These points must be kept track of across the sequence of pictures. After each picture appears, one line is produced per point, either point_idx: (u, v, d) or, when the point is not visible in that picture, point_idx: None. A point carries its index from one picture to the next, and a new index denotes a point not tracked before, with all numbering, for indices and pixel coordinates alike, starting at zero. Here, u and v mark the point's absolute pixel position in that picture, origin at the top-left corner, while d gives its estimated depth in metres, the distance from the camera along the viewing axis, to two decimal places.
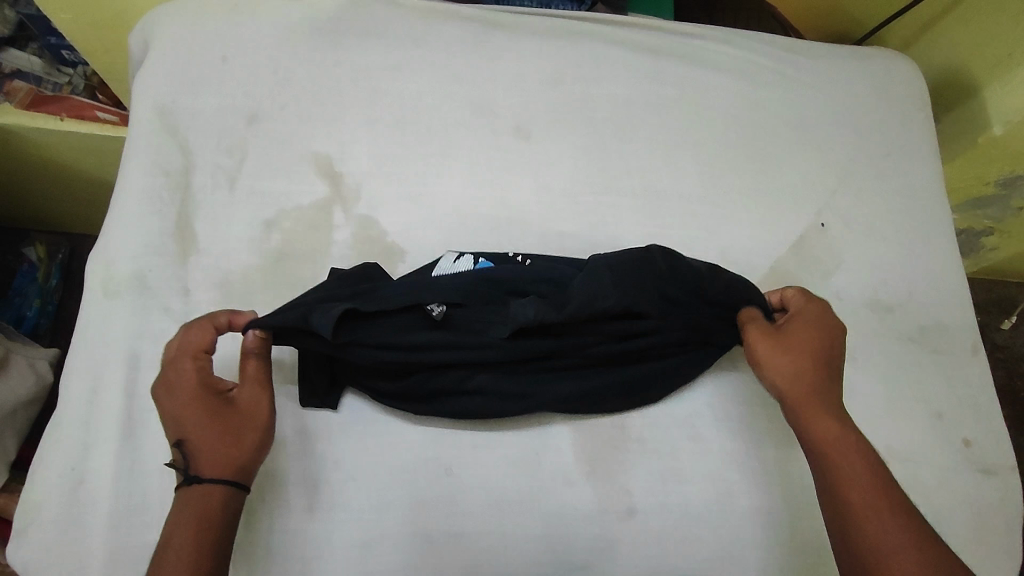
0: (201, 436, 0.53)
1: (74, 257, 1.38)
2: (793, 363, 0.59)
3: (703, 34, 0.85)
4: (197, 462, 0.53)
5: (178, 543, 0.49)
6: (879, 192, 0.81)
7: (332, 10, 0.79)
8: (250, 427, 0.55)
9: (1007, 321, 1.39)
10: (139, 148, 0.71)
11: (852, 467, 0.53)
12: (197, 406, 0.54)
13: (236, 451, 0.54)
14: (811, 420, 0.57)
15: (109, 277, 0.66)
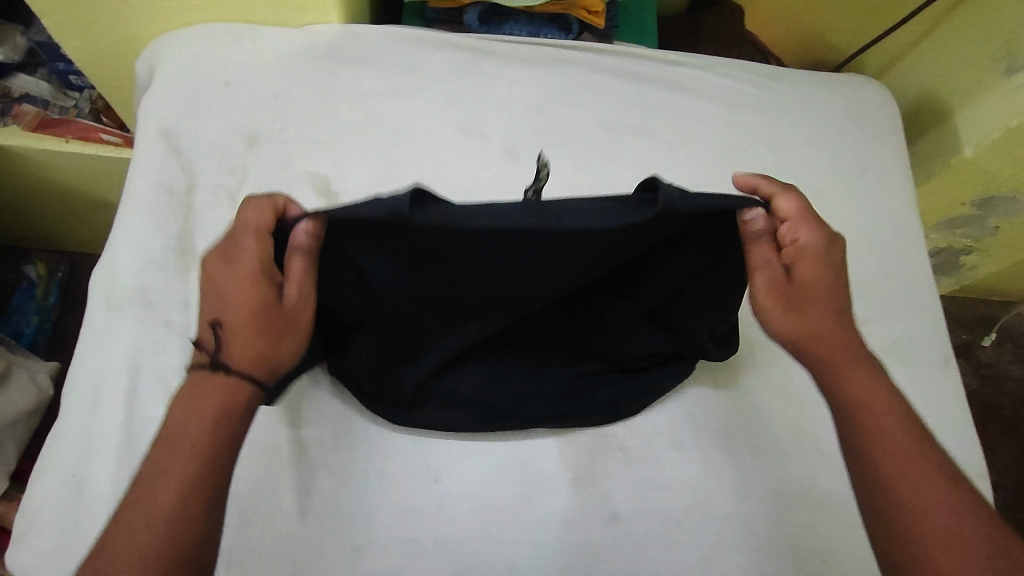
0: (238, 327, 0.53)
1: (74, 275, 1.43)
2: (807, 314, 0.58)
3: (683, 61, 0.89)
4: (226, 351, 0.53)
5: (188, 440, 0.50)
6: (854, 210, 0.84)
7: (330, 38, 0.83)
8: (284, 333, 0.54)
9: (986, 339, 1.58)
10: (143, 168, 0.75)
11: (894, 427, 0.54)
12: (243, 290, 0.53)
13: (263, 354, 0.53)
14: (842, 374, 0.57)
15: (113, 292, 0.68)
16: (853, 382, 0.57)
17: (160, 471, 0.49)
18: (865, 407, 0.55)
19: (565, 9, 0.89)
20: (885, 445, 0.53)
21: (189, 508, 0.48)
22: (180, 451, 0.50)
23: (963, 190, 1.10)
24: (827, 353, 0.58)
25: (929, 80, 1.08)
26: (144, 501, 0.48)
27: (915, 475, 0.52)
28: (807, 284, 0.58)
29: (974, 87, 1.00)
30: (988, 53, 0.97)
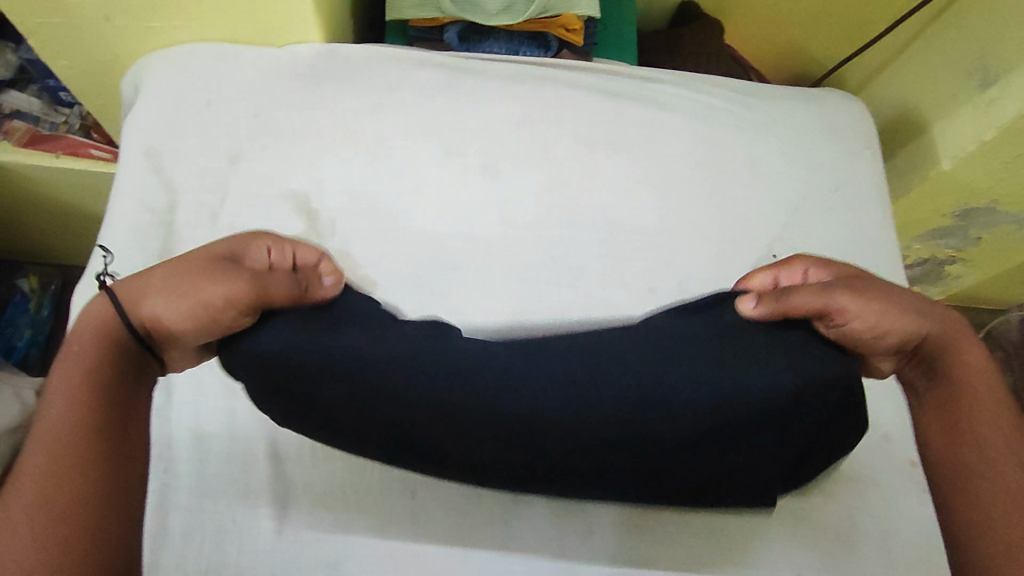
0: (151, 269, 0.51)
1: (66, 287, 1.43)
2: (893, 309, 0.54)
3: (660, 78, 0.90)
4: (121, 285, 0.51)
5: (63, 385, 0.48)
6: (829, 224, 0.85)
7: (311, 58, 0.84)
8: (185, 292, 0.49)
9: None
10: (127, 188, 0.76)
11: (994, 405, 0.55)
12: (176, 258, 0.52)
13: (150, 302, 0.49)
14: (957, 352, 0.57)
15: None
16: (966, 360, 0.57)
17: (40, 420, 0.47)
18: (971, 384, 0.56)
19: (543, 27, 0.90)
20: (982, 421, 0.54)
21: (60, 453, 0.45)
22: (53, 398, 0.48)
23: (943, 202, 1.11)
24: (943, 333, 0.57)
25: (908, 93, 1.09)
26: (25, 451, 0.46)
27: (1014, 455, 0.53)
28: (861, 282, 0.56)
29: (950, 100, 1.01)
30: (962, 68, 0.99)
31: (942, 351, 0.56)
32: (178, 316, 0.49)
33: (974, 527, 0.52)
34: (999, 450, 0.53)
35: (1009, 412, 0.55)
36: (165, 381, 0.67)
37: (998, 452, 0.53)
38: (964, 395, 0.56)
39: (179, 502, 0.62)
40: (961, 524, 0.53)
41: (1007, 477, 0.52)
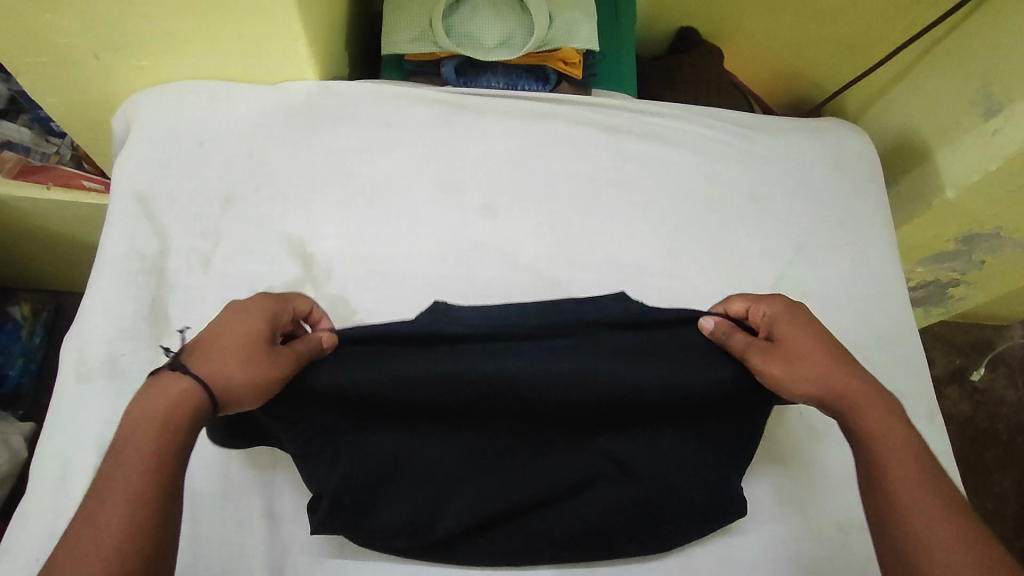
0: (227, 348, 0.52)
1: (60, 314, 1.41)
2: (805, 368, 0.59)
3: (661, 112, 0.89)
4: (196, 357, 0.51)
5: (140, 446, 0.46)
6: (834, 262, 0.83)
7: (306, 96, 0.83)
8: (271, 377, 0.53)
9: (977, 369, 1.58)
10: (116, 232, 0.74)
11: (905, 461, 0.55)
12: (230, 334, 0.53)
13: (232, 376, 0.51)
14: (859, 416, 0.58)
15: (83, 362, 0.67)
16: (871, 424, 0.57)
17: (111, 483, 0.45)
18: (881, 446, 0.56)
19: (542, 61, 0.88)
20: (897, 480, 0.54)
21: (136, 522, 0.44)
22: (126, 460, 0.46)
23: (947, 229, 1.10)
24: (845, 393, 0.59)
25: (911, 119, 1.08)
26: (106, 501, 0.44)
27: (924, 506, 0.52)
28: (791, 343, 0.61)
29: (953, 128, 1.00)
30: (965, 96, 0.97)
31: (840, 415, 0.59)
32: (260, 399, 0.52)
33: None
34: (910, 505, 0.52)
35: (923, 468, 0.54)
36: None
37: (915, 508, 0.52)
38: (875, 457, 0.56)
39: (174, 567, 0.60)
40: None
41: (921, 534, 0.51)
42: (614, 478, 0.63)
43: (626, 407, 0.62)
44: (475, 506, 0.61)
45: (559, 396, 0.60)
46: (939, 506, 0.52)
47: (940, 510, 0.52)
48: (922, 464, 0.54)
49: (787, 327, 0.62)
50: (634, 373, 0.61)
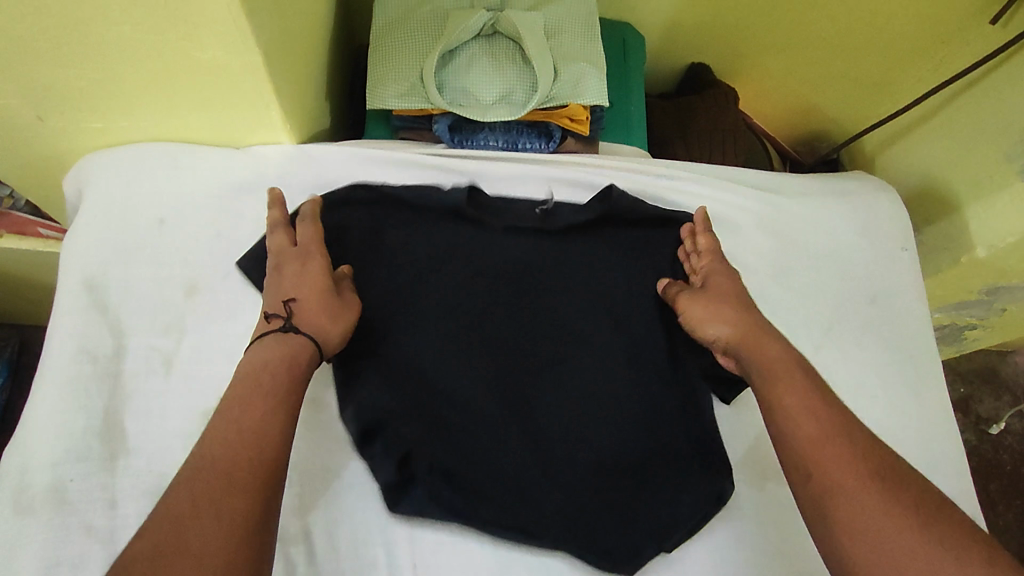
0: (313, 298, 0.60)
1: (24, 351, 1.30)
2: (720, 312, 0.65)
3: (675, 174, 0.80)
4: (301, 318, 0.59)
5: (270, 378, 0.54)
6: (867, 343, 0.76)
7: (281, 162, 0.74)
8: (345, 314, 0.62)
9: (994, 426, 1.50)
10: (63, 329, 0.64)
11: (804, 402, 0.55)
12: (309, 286, 0.61)
13: (333, 329, 0.60)
14: (755, 348, 0.62)
15: (22, 489, 0.58)
16: (765, 351, 0.61)
17: (246, 404, 0.52)
18: (771, 370, 0.59)
19: (546, 117, 0.80)
20: (787, 392, 0.56)
21: (267, 430, 0.51)
22: (259, 388, 0.53)
23: (973, 281, 1.03)
24: (748, 340, 0.62)
25: (937, 165, 1.01)
26: (226, 415, 0.51)
27: (811, 409, 0.55)
28: (713, 290, 0.68)
29: (984, 181, 0.92)
30: (1000, 148, 0.90)
31: (739, 350, 0.62)
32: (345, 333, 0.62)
33: (809, 498, 0.51)
34: (799, 411, 0.55)
35: (809, 383, 0.57)
36: None
37: (802, 414, 0.54)
38: (768, 378, 0.58)
39: None
40: (804, 502, 0.52)
41: (811, 437, 0.53)
42: (627, 431, 0.67)
43: (629, 355, 0.70)
44: (499, 436, 0.65)
45: (565, 332, 0.70)
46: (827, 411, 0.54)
47: (826, 414, 0.54)
48: (809, 378, 0.57)
49: (716, 279, 0.69)
50: (632, 328, 0.71)
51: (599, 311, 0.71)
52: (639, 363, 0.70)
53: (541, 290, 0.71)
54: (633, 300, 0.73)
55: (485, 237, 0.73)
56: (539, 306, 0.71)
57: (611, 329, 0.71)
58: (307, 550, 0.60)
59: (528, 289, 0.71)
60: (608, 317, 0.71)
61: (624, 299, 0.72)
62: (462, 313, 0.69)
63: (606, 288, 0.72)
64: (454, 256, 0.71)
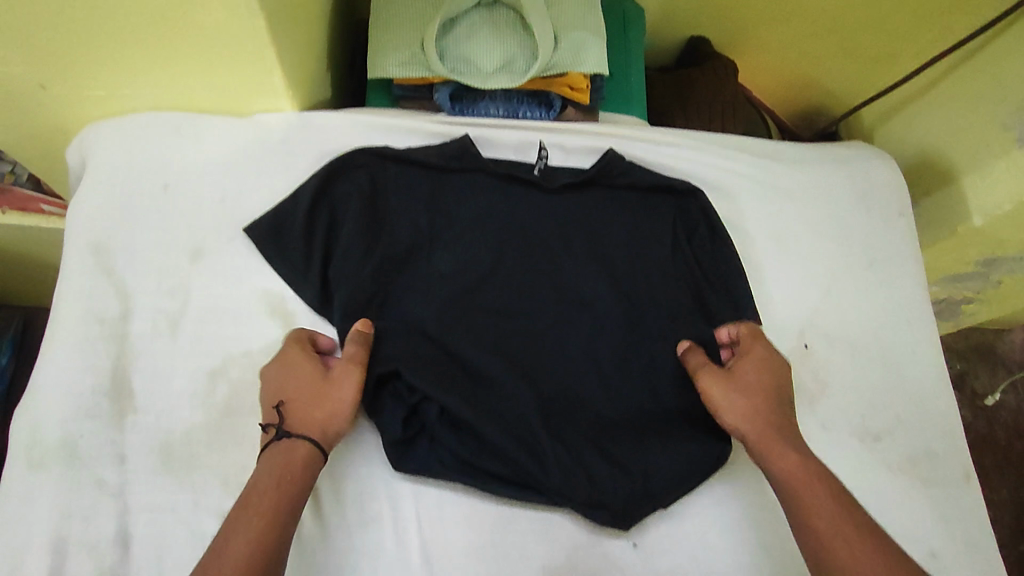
0: (301, 399, 0.60)
1: (28, 330, 1.30)
2: (749, 401, 0.64)
3: (674, 143, 0.81)
4: (292, 421, 0.59)
5: (260, 496, 0.54)
6: (864, 307, 0.77)
7: (283, 130, 0.74)
8: (339, 398, 0.61)
9: (989, 398, 1.52)
10: (70, 292, 0.65)
11: (833, 512, 0.57)
12: (297, 387, 0.61)
13: (329, 419, 0.60)
14: (777, 455, 0.61)
15: (35, 447, 0.60)
16: (787, 460, 0.60)
17: (237, 525, 0.53)
18: (798, 485, 0.59)
19: (546, 86, 0.80)
20: (814, 507, 0.57)
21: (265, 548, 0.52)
22: (252, 507, 0.54)
23: (968, 252, 1.04)
24: (772, 440, 0.62)
25: (934, 137, 1.01)
26: (232, 527, 0.53)
27: (838, 520, 0.56)
28: (741, 375, 0.66)
29: (982, 151, 0.93)
30: (998, 117, 0.90)
31: (758, 455, 0.62)
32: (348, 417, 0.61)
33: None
34: (825, 527, 0.56)
35: (837, 502, 0.57)
36: (121, 534, 0.59)
37: (835, 545, 0.55)
38: (795, 497, 0.59)
39: None
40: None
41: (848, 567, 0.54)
42: (628, 380, 0.69)
43: (630, 307, 0.72)
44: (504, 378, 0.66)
45: (567, 283, 0.72)
46: (859, 539, 0.55)
47: (858, 540, 0.55)
48: (833, 490, 0.58)
49: (746, 365, 0.66)
50: (631, 283, 0.73)
51: (601, 264, 0.73)
52: (641, 313, 0.72)
53: (543, 241, 0.73)
54: (634, 254, 0.74)
55: (486, 199, 0.74)
56: (541, 266, 0.72)
57: (613, 281, 0.72)
58: (313, 504, 0.62)
59: (531, 241, 0.73)
60: (609, 270, 0.73)
61: (626, 251, 0.74)
62: (467, 263, 0.71)
63: (606, 242, 0.74)
64: (455, 218, 0.73)
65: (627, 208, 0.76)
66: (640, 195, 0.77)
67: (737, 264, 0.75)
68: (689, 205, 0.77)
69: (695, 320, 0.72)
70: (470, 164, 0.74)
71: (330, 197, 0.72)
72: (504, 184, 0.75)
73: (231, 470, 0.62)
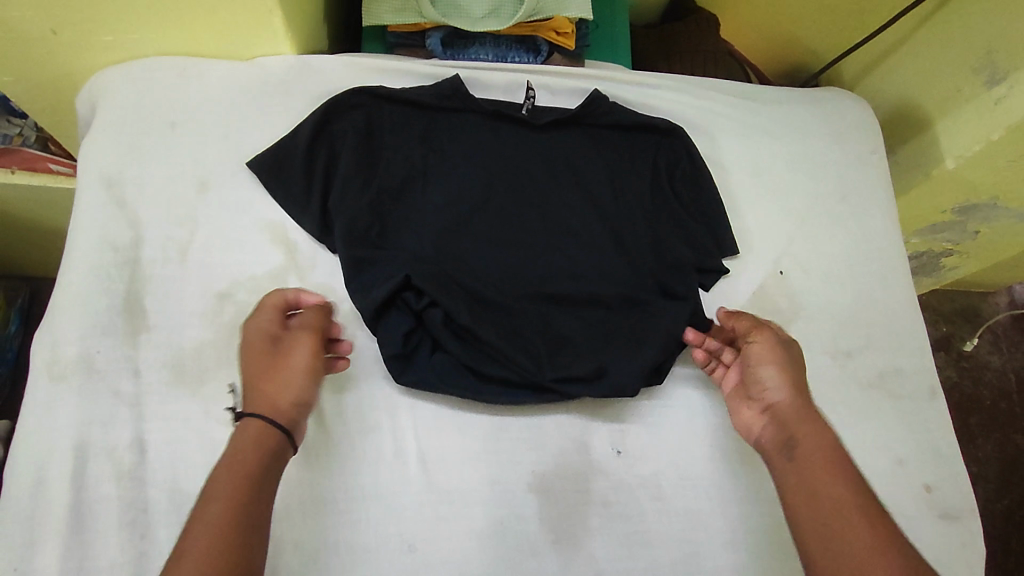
0: (253, 377, 0.60)
1: (35, 303, 1.25)
2: (796, 376, 0.63)
3: (656, 83, 0.85)
4: (249, 400, 0.59)
5: (226, 476, 0.53)
6: (836, 236, 0.81)
7: (283, 72, 0.78)
8: (289, 371, 0.60)
9: (970, 340, 1.46)
10: (84, 221, 0.69)
11: (851, 493, 0.55)
12: (251, 362, 0.60)
13: (283, 395, 0.59)
14: (807, 431, 0.60)
15: (54, 360, 0.64)
16: (815, 439, 0.59)
17: (206, 504, 0.51)
18: (821, 462, 0.57)
19: (533, 31, 0.84)
20: (835, 483, 0.56)
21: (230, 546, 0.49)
22: (217, 488, 0.52)
23: (944, 198, 1.07)
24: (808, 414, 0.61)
25: (908, 86, 1.05)
26: (192, 530, 0.50)
27: (856, 501, 0.54)
28: (790, 353, 0.65)
29: (953, 96, 0.97)
30: (967, 62, 0.94)
31: (788, 428, 0.61)
32: (304, 393, 0.60)
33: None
34: (841, 498, 0.55)
35: (855, 488, 0.55)
36: (137, 439, 0.63)
37: (842, 520, 0.53)
38: (811, 471, 0.57)
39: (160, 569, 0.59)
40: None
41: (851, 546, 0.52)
42: (612, 299, 0.73)
43: (613, 235, 0.76)
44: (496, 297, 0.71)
45: (553, 213, 0.76)
46: (870, 525, 0.53)
47: (869, 526, 0.53)
48: (857, 478, 0.56)
49: (792, 350, 0.66)
50: (615, 212, 0.77)
51: (585, 194, 0.77)
52: (624, 240, 0.76)
53: (532, 175, 0.77)
54: (618, 186, 0.78)
55: (475, 135, 0.78)
56: (531, 196, 0.76)
57: (596, 209, 0.76)
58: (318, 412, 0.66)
59: (521, 174, 0.77)
60: (594, 200, 0.77)
61: (609, 183, 0.78)
62: (460, 193, 0.75)
63: (590, 174, 0.78)
64: (448, 155, 0.76)
65: (611, 144, 0.80)
66: (623, 133, 0.81)
67: (716, 195, 0.79)
68: (670, 142, 0.81)
69: (674, 246, 0.76)
70: (460, 104, 0.78)
71: (328, 133, 0.75)
72: (493, 122, 0.79)
73: (238, 381, 0.66)
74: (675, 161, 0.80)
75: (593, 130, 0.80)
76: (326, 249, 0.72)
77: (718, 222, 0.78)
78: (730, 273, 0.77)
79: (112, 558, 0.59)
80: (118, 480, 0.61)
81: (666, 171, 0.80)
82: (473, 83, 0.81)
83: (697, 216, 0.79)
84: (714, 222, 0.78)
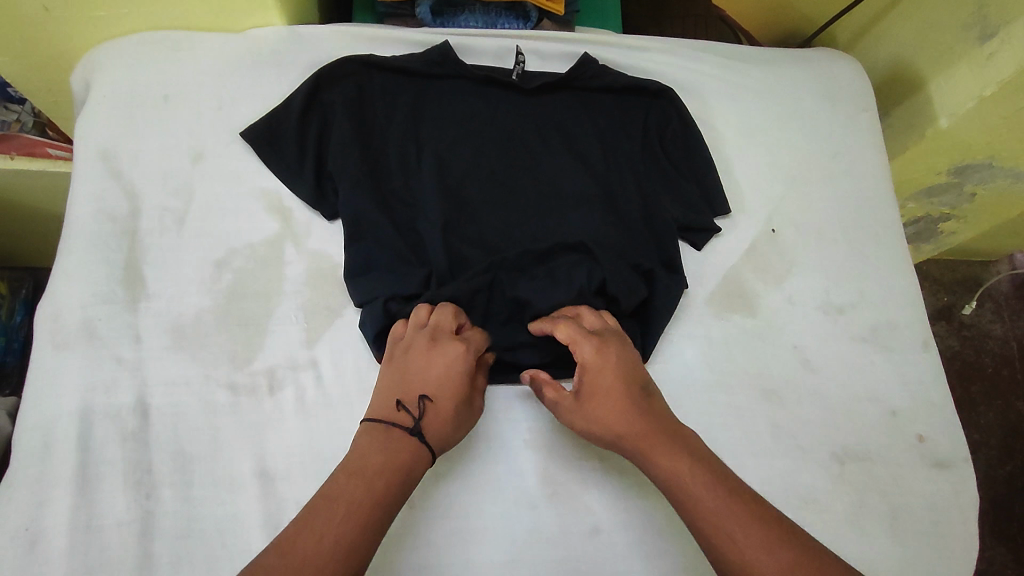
0: (447, 406, 0.60)
1: (38, 291, 1.25)
2: (601, 413, 0.60)
3: (645, 46, 0.85)
4: (428, 424, 0.58)
5: (379, 480, 0.53)
6: (827, 194, 0.81)
7: (274, 42, 0.79)
8: (468, 421, 0.62)
9: (969, 305, 1.46)
10: (81, 194, 0.70)
11: (722, 510, 0.52)
12: (447, 386, 0.61)
13: (453, 439, 0.60)
14: (651, 459, 0.57)
15: (58, 328, 0.65)
16: (662, 465, 0.56)
17: (353, 494, 0.52)
18: (678, 489, 0.55)
19: None
20: (702, 510, 0.53)
21: (361, 541, 0.50)
22: (370, 488, 0.53)
23: (939, 160, 1.07)
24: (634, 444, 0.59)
25: (901, 47, 1.04)
26: (328, 510, 0.51)
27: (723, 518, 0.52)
28: (593, 382, 0.62)
29: (947, 54, 0.96)
30: (959, 20, 0.93)
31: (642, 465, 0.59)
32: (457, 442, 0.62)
33: None
34: (717, 516, 0.52)
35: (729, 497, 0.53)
36: (141, 402, 0.64)
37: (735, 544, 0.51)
38: (682, 504, 0.54)
39: (165, 527, 0.61)
40: None
41: (738, 555, 0.50)
42: None
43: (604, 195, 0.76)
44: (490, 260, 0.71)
45: (543, 176, 0.76)
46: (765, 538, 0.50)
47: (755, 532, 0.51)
48: (723, 488, 0.54)
49: (593, 370, 0.62)
50: (607, 173, 0.77)
51: (576, 157, 0.78)
52: (615, 199, 0.76)
53: (522, 138, 0.77)
54: (609, 148, 0.78)
55: (465, 101, 0.78)
56: (523, 160, 0.77)
57: (588, 170, 0.77)
58: (317, 375, 0.67)
59: (512, 137, 0.77)
60: (585, 163, 0.77)
61: (600, 145, 0.78)
62: (452, 157, 0.75)
63: (580, 138, 0.78)
64: (438, 122, 0.77)
65: (602, 107, 0.80)
66: (613, 97, 0.81)
67: (706, 154, 0.79)
68: (660, 104, 0.81)
69: (665, 205, 0.76)
70: (450, 70, 0.78)
71: (319, 103, 0.76)
72: (482, 88, 0.79)
73: (238, 345, 0.67)
74: (665, 124, 0.81)
75: (583, 93, 0.81)
76: (320, 215, 0.73)
77: (709, 181, 0.79)
78: (721, 232, 0.78)
79: (117, 518, 0.60)
80: (122, 442, 0.62)
81: (656, 133, 0.80)
82: (463, 50, 0.81)
83: (686, 176, 0.79)
84: (704, 182, 0.79)
